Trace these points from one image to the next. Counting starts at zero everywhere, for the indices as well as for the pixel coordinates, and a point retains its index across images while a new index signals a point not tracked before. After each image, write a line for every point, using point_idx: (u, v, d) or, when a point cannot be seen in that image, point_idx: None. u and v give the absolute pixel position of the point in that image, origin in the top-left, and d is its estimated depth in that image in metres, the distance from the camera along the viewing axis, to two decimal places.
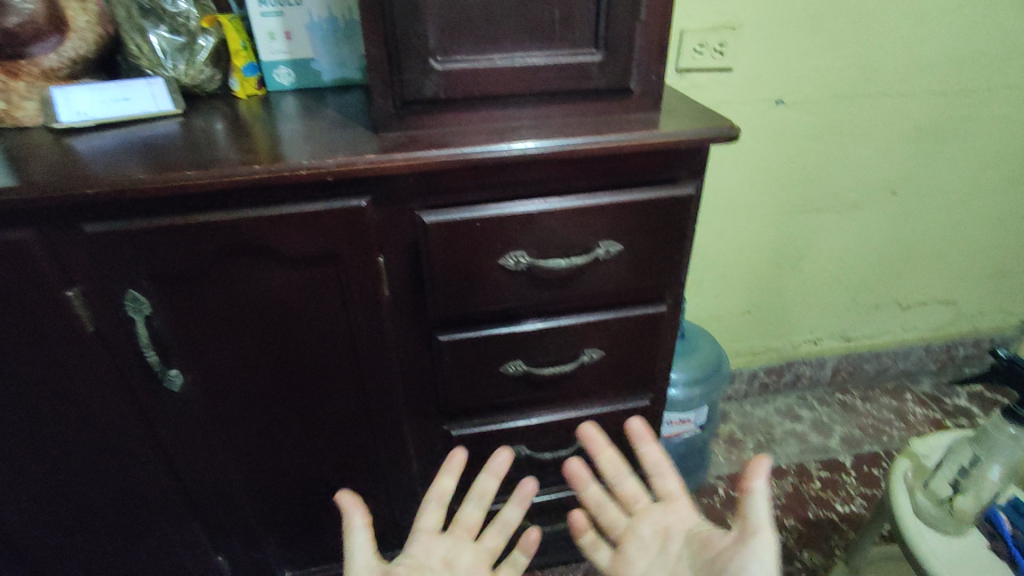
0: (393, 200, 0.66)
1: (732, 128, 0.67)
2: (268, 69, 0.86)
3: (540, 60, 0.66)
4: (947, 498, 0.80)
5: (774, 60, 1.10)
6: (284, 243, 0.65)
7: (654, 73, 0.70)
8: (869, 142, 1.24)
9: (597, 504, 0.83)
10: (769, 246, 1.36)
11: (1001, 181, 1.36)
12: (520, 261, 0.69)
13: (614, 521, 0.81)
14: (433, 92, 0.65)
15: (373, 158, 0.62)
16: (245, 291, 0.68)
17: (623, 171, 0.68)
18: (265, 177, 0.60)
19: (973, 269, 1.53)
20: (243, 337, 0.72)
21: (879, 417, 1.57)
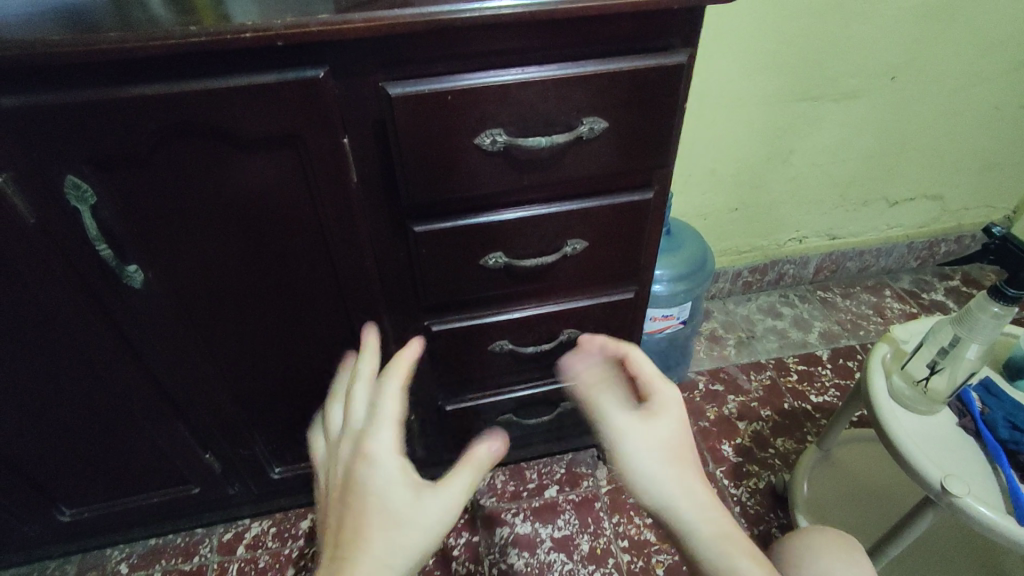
0: (354, 71, 0.59)
1: None
2: None
3: None
4: (922, 379, 0.82)
5: None
6: (236, 121, 0.59)
7: None
8: (872, 21, 1.16)
9: None
10: (760, 138, 1.30)
11: (1004, 65, 1.30)
12: (497, 139, 0.64)
13: None
14: None
15: (327, 19, 0.54)
16: (198, 177, 0.63)
17: (610, 37, 0.62)
18: (203, 42, 0.53)
19: (965, 162, 1.49)
20: (204, 230, 0.67)
21: (857, 313, 1.60)
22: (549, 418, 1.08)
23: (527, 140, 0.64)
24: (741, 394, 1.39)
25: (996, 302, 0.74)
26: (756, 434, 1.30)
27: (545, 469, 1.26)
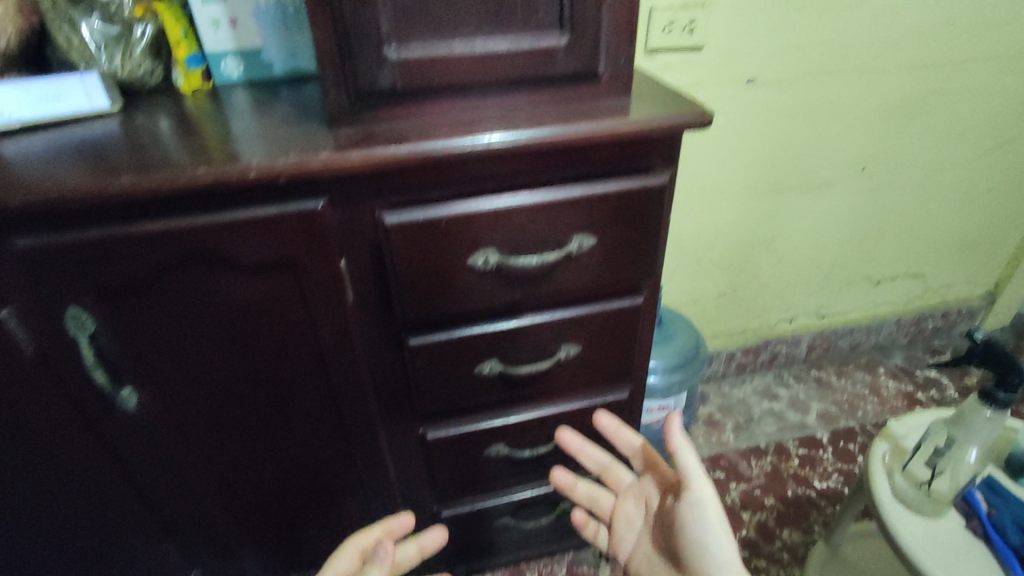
0: (354, 200, 0.62)
1: (703, 112, 0.65)
2: (215, 61, 0.79)
3: (502, 46, 0.62)
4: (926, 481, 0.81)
5: (744, 38, 1.07)
6: (239, 250, 0.61)
7: (623, 57, 0.66)
8: (840, 120, 1.23)
9: (589, 497, 0.85)
10: (743, 227, 1.35)
11: (968, 154, 1.37)
12: (490, 259, 0.67)
13: (606, 507, 0.85)
14: (390, 84, 0.61)
15: (328, 157, 0.58)
16: (198, 302, 0.64)
17: (594, 163, 0.66)
18: (210, 182, 0.56)
19: (942, 243, 1.54)
20: (202, 351, 0.68)
21: (853, 393, 1.60)
22: (548, 519, 1.05)
23: (519, 259, 0.67)
24: (743, 481, 1.36)
25: (987, 405, 0.76)
26: (761, 526, 1.26)
27: (545, 571, 1.20)
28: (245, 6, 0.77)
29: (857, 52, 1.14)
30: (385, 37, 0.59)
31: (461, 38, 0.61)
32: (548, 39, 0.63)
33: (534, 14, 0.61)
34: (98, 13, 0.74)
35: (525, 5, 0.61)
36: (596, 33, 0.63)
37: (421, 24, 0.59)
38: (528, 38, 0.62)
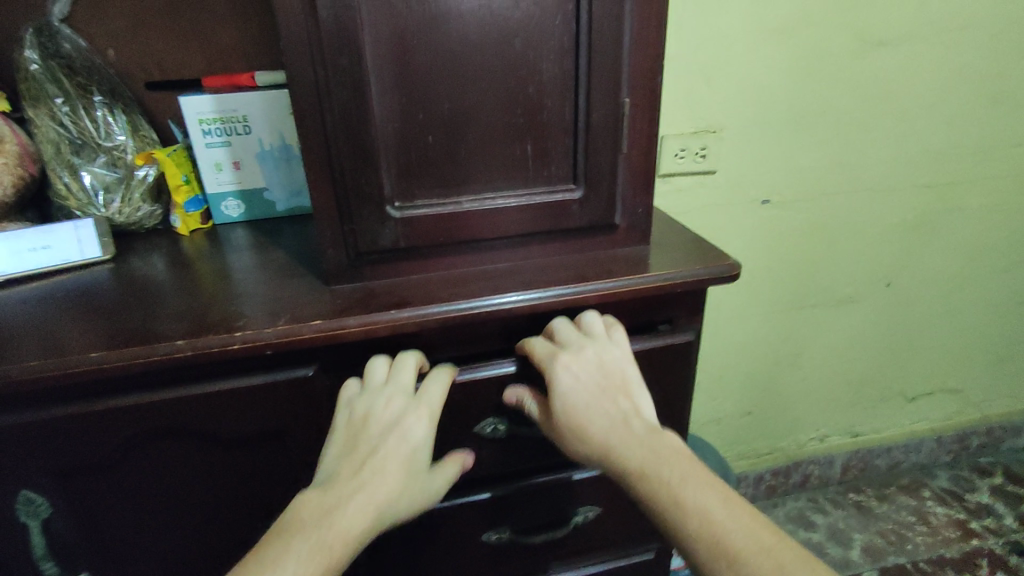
0: (348, 366, 0.57)
1: (730, 265, 0.60)
2: (216, 201, 0.77)
3: (511, 201, 0.58)
4: None
5: (756, 161, 1.05)
6: (218, 424, 0.55)
7: (640, 206, 0.62)
8: (860, 237, 1.19)
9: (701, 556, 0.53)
10: (766, 343, 1.28)
11: (996, 267, 1.31)
12: (499, 428, 0.61)
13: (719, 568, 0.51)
14: (391, 241, 0.57)
15: (321, 325, 0.53)
16: (169, 480, 0.57)
17: (610, 316, 0.61)
18: (188, 355, 0.51)
19: (977, 355, 1.45)
20: (172, 532, 0.60)
21: (899, 521, 1.45)
22: None
23: (528, 428, 0.62)
24: None
25: None
26: None
27: None
28: (250, 149, 0.75)
29: (873, 172, 1.12)
30: (388, 196, 0.56)
31: (469, 194, 0.58)
32: (561, 191, 0.59)
33: (546, 168, 0.58)
34: (101, 158, 0.73)
35: (536, 160, 0.58)
36: (612, 185, 0.60)
37: (426, 182, 0.56)
38: (541, 192, 0.59)
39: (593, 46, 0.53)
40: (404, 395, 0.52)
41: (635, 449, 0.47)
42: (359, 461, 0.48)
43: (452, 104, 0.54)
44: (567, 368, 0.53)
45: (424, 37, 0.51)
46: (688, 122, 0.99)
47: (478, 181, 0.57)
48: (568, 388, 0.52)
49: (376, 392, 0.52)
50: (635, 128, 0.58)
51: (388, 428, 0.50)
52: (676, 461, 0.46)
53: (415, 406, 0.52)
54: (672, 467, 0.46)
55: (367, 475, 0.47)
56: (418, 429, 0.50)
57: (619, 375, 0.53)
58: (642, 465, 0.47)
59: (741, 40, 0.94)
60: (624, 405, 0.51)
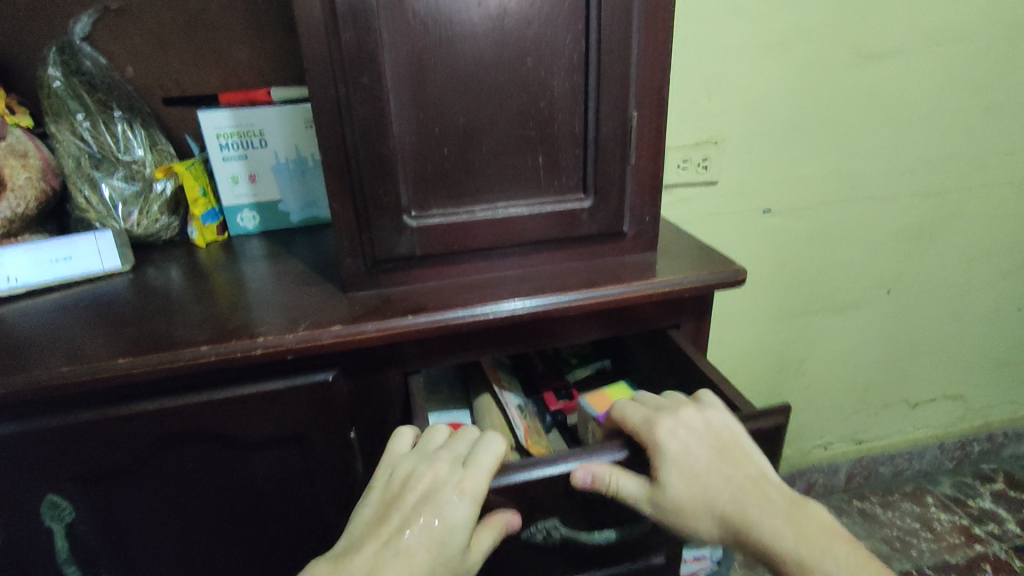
0: (365, 370, 0.58)
1: (736, 271, 0.62)
2: (231, 213, 0.78)
3: (523, 210, 0.60)
4: None
5: (757, 171, 1.08)
6: (239, 429, 0.56)
7: (647, 215, 0.64)
8: (859, 245, 1.21)
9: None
10: (769, 350, 1.29)
11: (994, 275, 1.33)
12: (552, 532, 0.52)
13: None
14: (407, 250, 0.59)
15: (339, 330, 0.54)
16: (189, 484, 0.58)
17: (619, 321, 0.63)
18: (212, 360, 0.52)
19: (978, 362, 1.46)
20: (191, 537, 0.61)
21: (904, 527, 1.45)
22: None
23: (591, 535, 0.54)
24: None
25: None
26: None
27: None
28: (266, 162, 0.77)
29: (871, 181, 1.14)
30: (404, 206, 0.58)
31: (482, 204, 0.60)
32: (571, 201, 0.61)
33: (556, 178, 0.60)
34: (119, 172, 0.75)
35: (547, 170, 0.60)
36: (621, 196, 0.62)
37: (441, 192, 0.58)
38: (552, 201, 0.61)
39: (602, 62, 0.56)
40: (448, 467, 0.48)
41: (782, 529, 0.45)
42: (385, 537, 0.44)
43: (466, 119, 0.56)
44: (682, 442, 0.49)
45: (441, 56, 0.53)
46: (690, 134, 1.02)
47: (492, 192, 0.59)
48: (682, 458, 0.48)
49: (422, 458, 0.49)
50: (642, 140, 0.60)
51: (423, 501, 0.46)
52: (827, 540, 0.45)
53: (460, 478, 0.47)
54: (825, 547, 0.44)
55: (386, 557, 0.43)
56: (455, 507, 0.45)
57: (735, 445, 0.49)
58: (796, 546, 0.44)
59: (741, 54, 0.97)
60: (752, 480, 0.47)
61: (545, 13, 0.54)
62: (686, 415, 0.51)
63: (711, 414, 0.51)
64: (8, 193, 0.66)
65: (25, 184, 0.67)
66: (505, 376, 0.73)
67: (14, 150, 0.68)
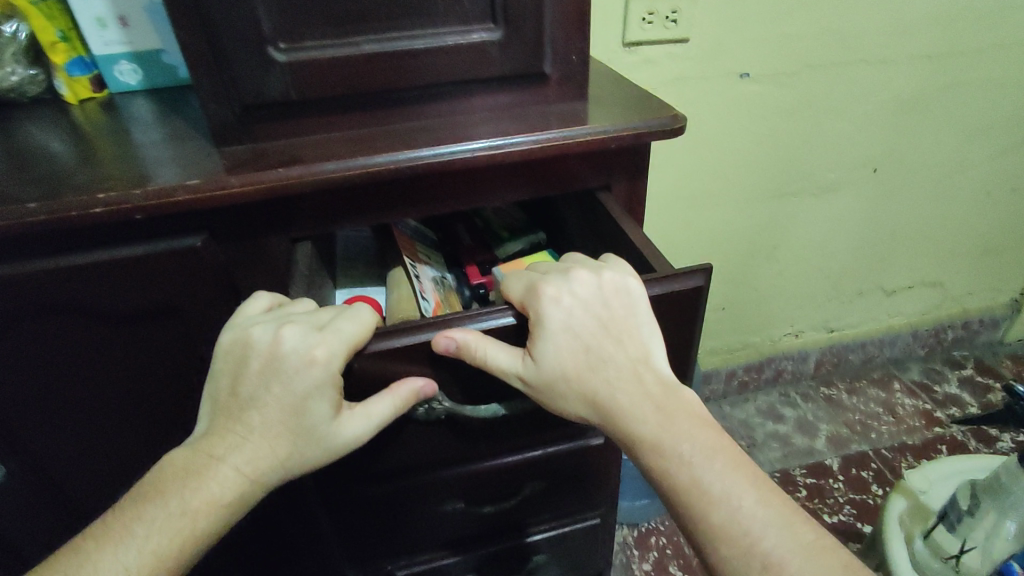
0: (242, 236, 0.52)
1: (673, 117, 0.54)
2: (106, 65, 0.67)
3: (418, 44, 0.50)
4: (954, 555, 0.78)
5: (734, 27, 0.94)
6: (104, 300, 0.50)
7: (574, 53, 0.54)
8: (847, 117, 1.09)
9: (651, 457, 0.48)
10: (743, 235, 1.21)
11: (991, 151, 1.23)
12: (438, 406, 0.47)
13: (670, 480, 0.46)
14: (281, 92, 0.50)
15: (196, 185, 0.47)
16: (60, 361, 0.53)
17: (539, 180, 0.56)
18: (44, 220, 0.45)
19: (962, 247, 1.40)
20: (77, 414, 0.57)
21: (866, 411, 1.46)
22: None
23: (475, 409, 0.48)
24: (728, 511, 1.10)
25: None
26: None
27: None
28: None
29: (866, 40, 1.01)
30: (268, 37, 0.48)
31: (368, 34, 0.49)
32: (477, 32, 0.51)
33: (457, 2, 0.50)
34: None
35: None
36: (538, 25, 0.52)
37: (313, 19, 0.48)
38: (454, 33, 0.51)
39: None
40: (298, 332, 0.40)
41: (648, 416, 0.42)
42: (236, 413, 0.40)
43: None
44: (564, 316, 0.43)
45: None
46: None
47: (378, 17, 0.49)
48: (557, 334, 0.42)
49: (270, 322, 0.41)
50: None
51: (271, 373, 0.39)
52: (692, 432, 0.42)
53: (309, 347, 0.39)
54: (688, 438, 0.41)
55: (241, 431, 0.40)
56: (305, 378, 0.39)
57: (625, 323, 0.44)
58: (656, 433, 0.41)
59: None
60: (631, 363, 0.43)
61: None
62: (578, 283, 0.44)
63: (609, 282, 0.44)
64: None
65: None
66: (423, 250, 0.66)
67: None
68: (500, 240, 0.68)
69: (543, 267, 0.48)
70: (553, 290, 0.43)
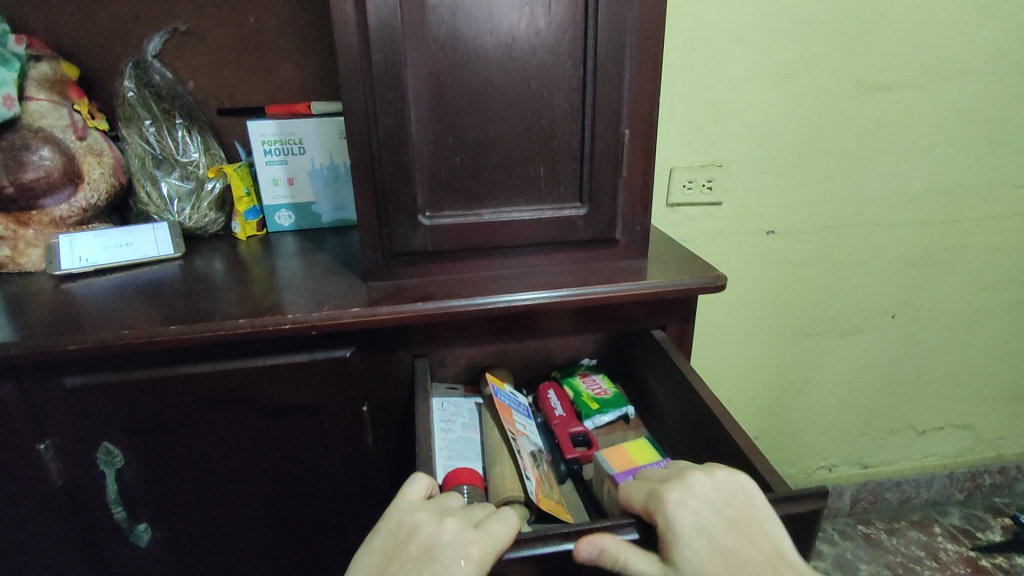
0: (377, 349, 0.67)
1: (716, 277, 0.69)
2: (270, 212, 0.88)
3: (525, 215, 0.68)
4: None
5: (760, 195, 1.12)
6: (267, 395, 0.65)
7: (639, 224, 0.71)
8: (864, 269, 1.22)
9: None
10: (773, 368, 1.31)
11: (1004, 305, 1.32)
12: None
13: None
14: (421, 245, 0.67)
15: (358, 311, 0.62)
16: (221, 441, 0.66)
17: (607, 317, 0.71)
18: (248, 331, 0.61)
19: (988, 393, 1.45)
20: (221, 487, 0.69)
21: (908, 554, 1.43)
22: None
23: None
24: None
25: None
26: None
27: None
28: (303, 167, 0.87)
29: (876, 209, 1.16)
30: (420, 207, 0.65)
31: (490, 207, 0.67)
32: (569, 209, 0.69)
33: (556, 188, 0.68)
34: (177, 171, 0.85)
35: (548, 181, 0.67)
36: (613, 205, 0.69)
37: (453, 197, 0.66)
38: (551, 208, 0.68)
39: (597, 89, 0.63)
40: (460, 525, 0.46)
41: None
42: None
43: (478, 133, 0.64)
44: (694, 520, 0.45)
45: (456, 76, 0.61)
46: (695, 157, 1.08)
47: (499, 196, 0.67)
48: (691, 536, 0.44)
49: (433, 513, 0.47)
50: (634, 158, 0.67)
51: (427, 558, 0.44)
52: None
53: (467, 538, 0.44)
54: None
55: None
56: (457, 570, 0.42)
57: (751, 520, 0.45)
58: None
59: (745, 85, 1.03)
60: (775, 562, 0.43)
61: (549, 43, 0.61)
62: (697, 484, 0.47)
63: (723, 480, 0.48)
64: (84, 186, 0.78)
65: (99, 179, 0.79)
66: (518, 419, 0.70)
67: (92, 149, 0.79)
68: (590, 412, 0.72)
69: (662, 475, 0.51)
70: (677, 493, 0.46)
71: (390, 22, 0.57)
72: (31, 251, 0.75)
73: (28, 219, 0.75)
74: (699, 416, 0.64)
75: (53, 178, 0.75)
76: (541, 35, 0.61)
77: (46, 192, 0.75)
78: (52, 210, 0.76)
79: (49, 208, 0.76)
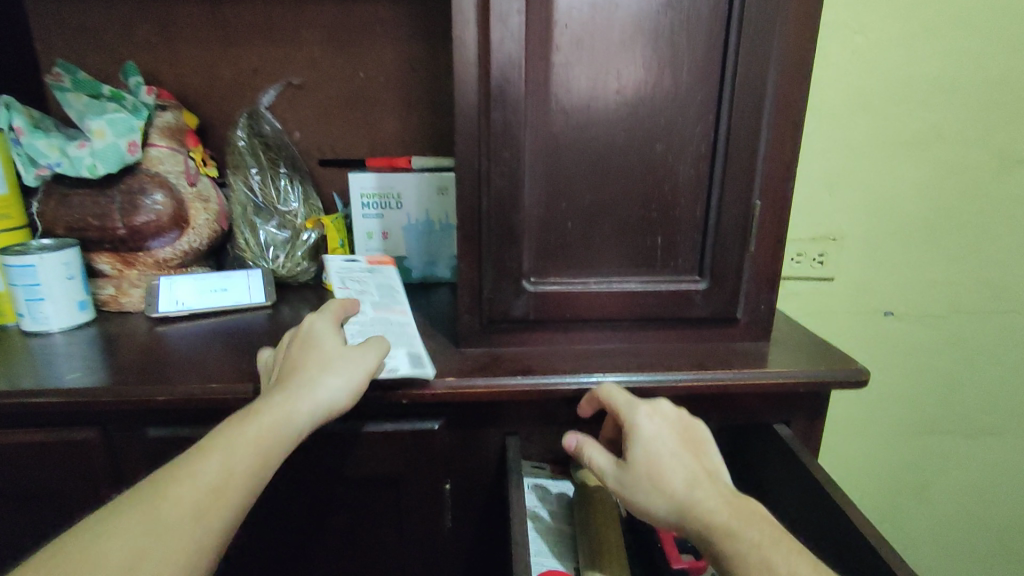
0: (465, 424, 0.61)
1: (858, 370, 0.60)
2: None
3: (636, 286, 0.62)
4: None
5: (880, 272, 1.01)
6: (348, 462, 0.60)
7: (764, 303, 0.64)
8: (1002, 361, 1.07)
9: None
10: (886, 465, 1.15)
11: None
12: None
13: None
14: (522, 312, 0.62)
15: (452, 382, 0.57)
16: (292, 509, 0.62)
17: (723, 405, 0.63)
18: None
19: None
20: (286, 555, 0.64)
21: None
22: None
23: None
24: None
25: None
26: None
27: None
28: (399, 221, 0.85)
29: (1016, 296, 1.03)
30: (525, 272, 0.61)
31: (597, 276, 0.62)
32: (686, 282, 0.62)
33: (673, 259, 0.62)
34: (275, 220, 0.85)
35: (665, 252, 0.62)
36: (737, 281, 0.62)
37: (560, 264, 0.61)
38: (666, 281, 0.62)
39: (729, 156, 0.58)
40: (323, 319, 0.57)
41: (751, 528, 0.45)
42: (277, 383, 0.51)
43: (593, 198, 0.59)
44: (652, 426, 0.52)
45: (577, 138, 0.58)
46: (808, 229, 0.99)
47: (609, 265, 0.62)
48: (644, 438, 0.51)
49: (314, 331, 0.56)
50: (764, 231, 0.61)
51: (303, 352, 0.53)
52: (773, 538, 0.44)
53: (336, 333, 0.56)
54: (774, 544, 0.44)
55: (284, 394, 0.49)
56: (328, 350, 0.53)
57: (700, 441, 0.52)
58: (728, 525, 0.45)
59: (868, 155, 0.95)
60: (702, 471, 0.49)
61: (678, 107, 0.57)
62: (660, 409, 0.54)
63: (686, 419, 0.55)
64: (189, 230, 0.79)
65: (203, 224, 0.80)
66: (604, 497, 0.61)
67: (200, 195, 0.80)
68: None
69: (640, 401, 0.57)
70: (646, 409, 0.54)
71: (514, 81, 0.55)
72: (132, 291, 0.76)
73: (134, 260, 0.77)
74: (841, 535, 0.54)
75: (162, 222, 0.76)
76: (670, 100, 0.57)
77: (153, 234, 0.76)
78: (156, 252, 0.77)
79: (154, 250, 0.77)
